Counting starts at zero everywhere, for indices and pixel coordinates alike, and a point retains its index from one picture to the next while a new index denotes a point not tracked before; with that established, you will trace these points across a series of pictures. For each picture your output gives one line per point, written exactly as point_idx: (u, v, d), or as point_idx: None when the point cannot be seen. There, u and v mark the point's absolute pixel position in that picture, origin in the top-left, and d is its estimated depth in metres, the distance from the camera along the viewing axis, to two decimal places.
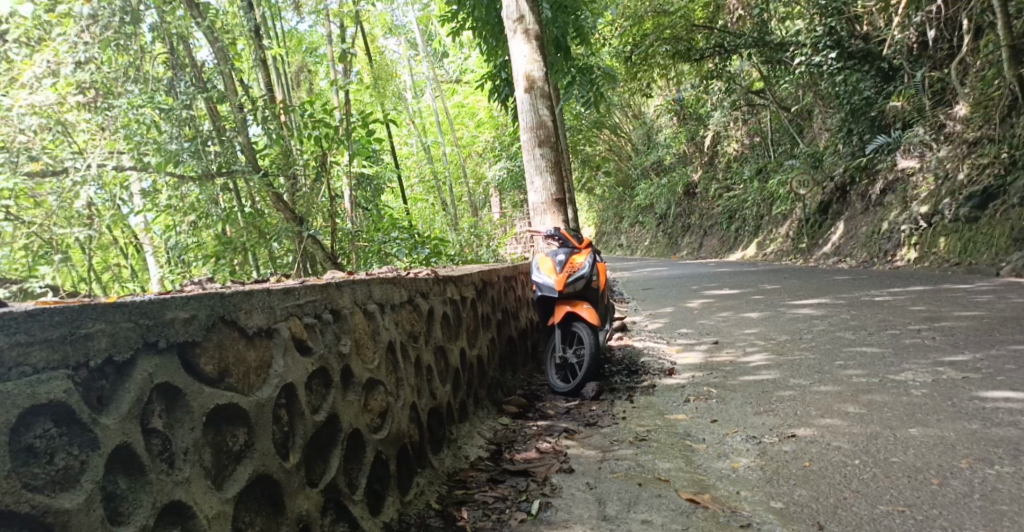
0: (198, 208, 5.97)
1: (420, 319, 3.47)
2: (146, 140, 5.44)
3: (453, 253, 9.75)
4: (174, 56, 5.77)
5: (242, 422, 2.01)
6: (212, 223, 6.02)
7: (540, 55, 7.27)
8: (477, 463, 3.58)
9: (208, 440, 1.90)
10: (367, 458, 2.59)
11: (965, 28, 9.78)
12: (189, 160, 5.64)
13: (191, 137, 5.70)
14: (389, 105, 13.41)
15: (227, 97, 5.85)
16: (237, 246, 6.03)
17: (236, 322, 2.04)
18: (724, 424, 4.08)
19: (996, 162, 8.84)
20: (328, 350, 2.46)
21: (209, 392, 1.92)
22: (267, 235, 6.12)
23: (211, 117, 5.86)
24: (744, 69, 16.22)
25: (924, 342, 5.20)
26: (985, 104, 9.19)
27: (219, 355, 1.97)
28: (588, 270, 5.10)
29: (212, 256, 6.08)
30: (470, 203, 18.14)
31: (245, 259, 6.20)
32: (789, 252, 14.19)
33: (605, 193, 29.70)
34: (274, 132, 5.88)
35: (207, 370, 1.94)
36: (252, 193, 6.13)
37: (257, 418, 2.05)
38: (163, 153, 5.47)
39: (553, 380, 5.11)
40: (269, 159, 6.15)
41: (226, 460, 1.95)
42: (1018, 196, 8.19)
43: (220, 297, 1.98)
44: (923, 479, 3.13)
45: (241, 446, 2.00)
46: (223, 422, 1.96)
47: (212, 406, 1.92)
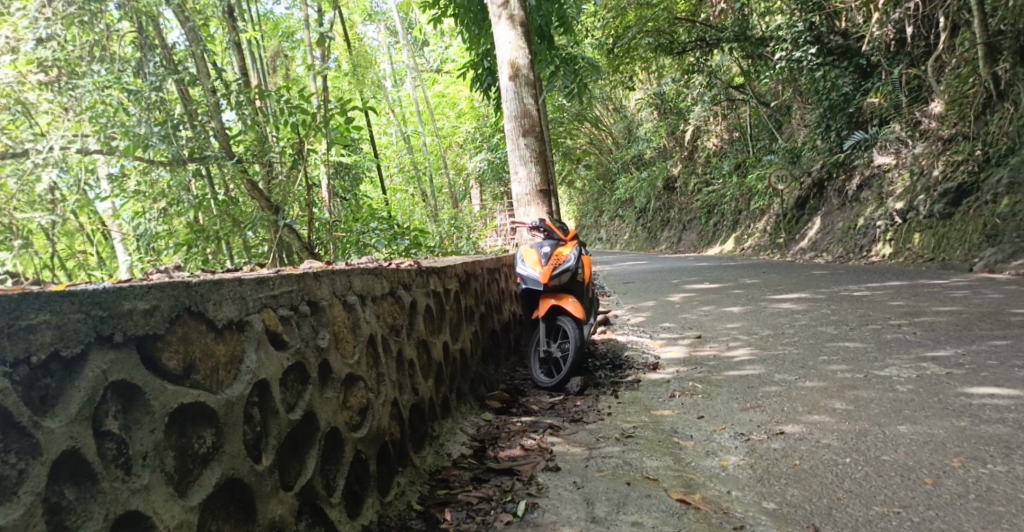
0: (169, 194, 5.83)
1: (402, 312, 3.33)
2: (112, 122, 5.24)
3: (433, 245, 9.59)
4: (143, 36, 5.50)
5: (209, 423, 1.87)
6: (184, 209, 5.86)
7: (524, 42, 7.13)
8: (460, 461, 3.45)
9: (170, 442, 1.76)
10: (346, 458, 2.45)
11: (942, 25, 9.82)
12: (158, 144, 5.44)
13: (161, 121, 5.48)
14: (369, 92, 13.19)
15: (198, 81, 5.68)
16: (209, 235, 5.80)
17: (204, 313, 1.89)
18: (711, 420, 3.98)
19: (970, 159, 8.81)
20: (305, 344, 2.31)
21: (173, 390, 1.78)
22: (241, 224, 5.85)
23: (182, 101, 5.69)
24: (724, 63, 16.17)
25: (906, 337, 5.14)
26: (959, 101, 9.31)
27: (184, 350, 1.83)
28: (574, 263, 4.96)
29: (184, 245, 5.91)
30: (450, 195, 17.92)
31: (219, 248, 5.98)
32: (766, 247, 14.14)
33: (585, 187, 29.58)
34: (249, 117, 5.75)
35: (170, 366, 1.79)
36: (225, 180, 5.96)
37: (227, 419, 1.91)
38: (130, 136, 5.26)
39: (537, 375, 4.99)
40: (242, 144, 5.92)
41: (191, 464, 1.81)
42: (991, 193, 8.18)
43: (185, 286, 1.83)
44: (916, 479, 3.04)
45: (207, 448, 1.86)
46: (188, 422, 1.82)
47: (175, 405, 1.78)
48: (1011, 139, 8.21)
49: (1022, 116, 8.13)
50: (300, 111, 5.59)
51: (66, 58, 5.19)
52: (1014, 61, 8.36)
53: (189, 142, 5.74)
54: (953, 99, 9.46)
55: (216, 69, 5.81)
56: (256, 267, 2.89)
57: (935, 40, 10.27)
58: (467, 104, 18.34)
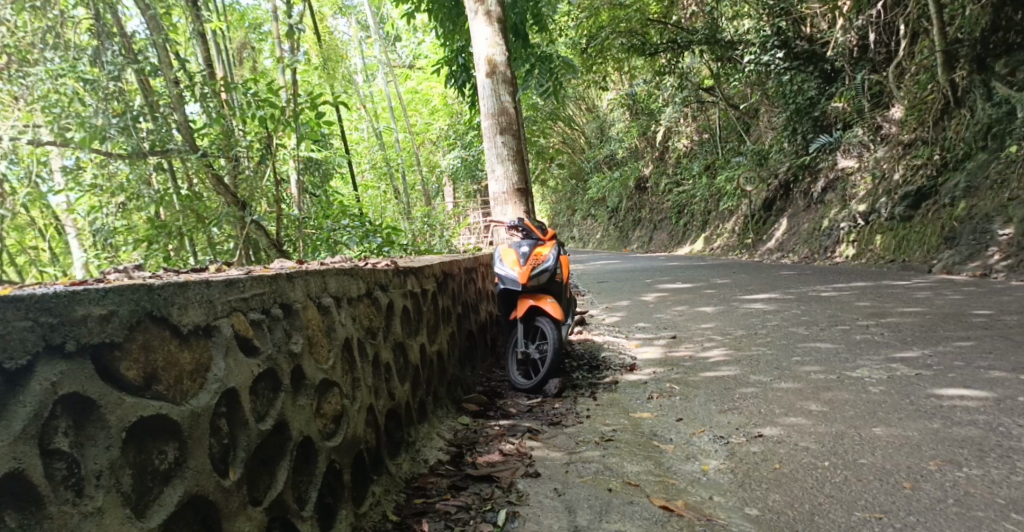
0: (128, 190, 5.59)
1: (378, 313, 3.23)
2: (67, 112, 5.10)
3: (405, 243, 9.45)
4: (100, 22, 5.33)
5: (172, 437, 1.76)
6: (144, 204, 5.63)
7: (501, 39, 7.03)
8: (436, 468, 3.35)
9: (127, 460, 1.65)
10: (319, 468, 2.34)
11: (902, 32, 9.93)
12: (116, 136, 5.29)
13: (120, 113, 5.35)
14: (340, 87, 12.98)
15: (160, 71, 5.53)
16: (172, 231, 5.65)
17: (167, 318, 1.77)
18: (690, 422, 3.89)
19: (928, 163, 8.91)
20: (277, 350, 2.19)
21: (132, 402, 1.67)
22: (206, 220, 5.77)
23: (143, 92, 5.52)
24: (695, 65, 16.24)
25: (874, 338, 5.13)
26: (918, 107, 9.45)
27: (145, 359, 1.72)
28: (552, 263, 4.90)
29: (144, 241, 5.66)
30: (423, 192, 17.74)
31: (181, 245, 5.79)
32: (734, 248, 14.19)
33: (558, 186, 29.56)
34: (213, 109, 5.71)
35: (128, 377, 1.68)
36: (189, 174, 5.79)
37: (191, 432, 1.79)
38: (87, 127, 5.15)
39: (515, 377, 4.90)
40: (205, 137, 5.82)
41: (150, 483, 1.70)
42: (949, 196, 8.25)
43: (147, 290, 1.72)
44: (894, 483, 2.95)
45: (169, 464, 1.75)
46: (149, 437, 1.71)
47: (134, 419, 1.67)
48: (967, 145, 8.37)
49: (977, 123, 8.24)
50: (268, 105, 5.50)
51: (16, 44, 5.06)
52: (971, 69, 8.55)
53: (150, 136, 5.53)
54: (912, 105, 9.59)
55: (179, 59, 5.65)
56: (225, 267, 2.77)
57: (894, 47, 10.43)
58: (440, 101, 18.21)
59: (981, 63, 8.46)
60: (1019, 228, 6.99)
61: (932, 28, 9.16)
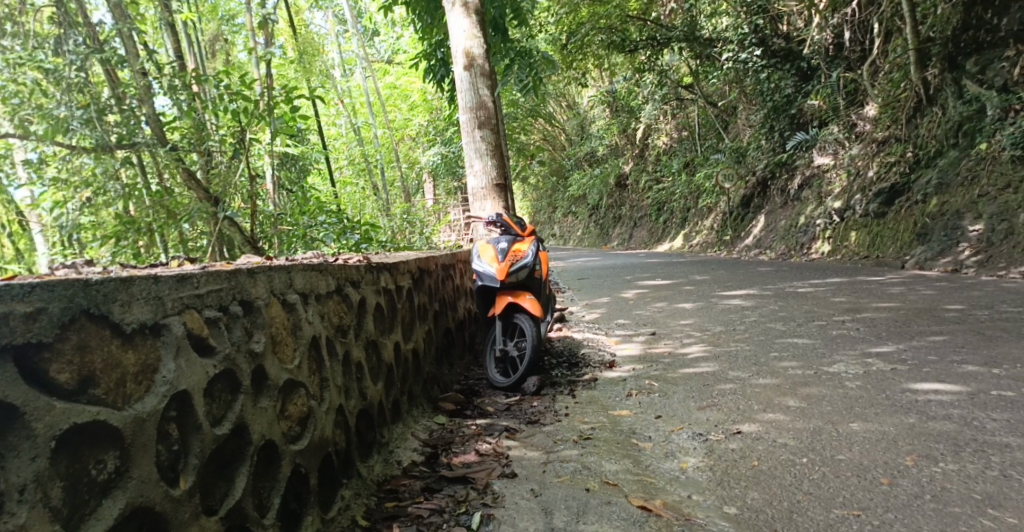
0: (92, 184, 5.38)
1: (349, 311, 3.12)
2: (27, 104, 5.05)
3: (383, 240, 9.32)
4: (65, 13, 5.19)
5: (112, 444, 1.64)
6: (109, 200, 5.45)
7: (479, 31, 6.91)
8: (410, 469, 3.25)
9: (58, 470, 1.54)
10: (282, 473, 2.24)
11: (875, 31, 9.93)
12: (80, 129, 5.16)
13: (85, 104, 5.19)
14: (315, 82, 12.79)
15: (127, 62, 5.39)
16: (141, 227, 5.46)
17: (106, 316, 1.66)
18: (669, 420, 3.82)
19: (901, 160, 8.92)
20: (236, 349, 2.07)
21: (63, 408, 1.55)
22: (177, 216, 5.60)
23: (109, 84, 5.40)
24: (674, 62, 16.22)
25: (850, 333, 5.09)
26: (892, 105, 9.49)
27: (79, 360, 1.61)
28: (531, 259, 4.82)
29: (111, 238, 5.43)
30: (401, 189, 17.57)
31: (151, 242, 5.60)
32: (713, 245, 14.18)
33: (538, 184, 29.47)
34: (186, 103, 5.51)
35: (59, 381, 1.57)
36: (159, 169, 5.65)
37: (134, 438, 1.68)
38: (49, 119, 5.04)
39: (493, 375, 4.80)
40: (178, 132, 5.69)
41: (87, 495, 1.59)
42: (922, 193, 8.27)
43: (82, 285, 1.61)
44: (872, 479, 2.90)
45: (108, 475, 1.63)
46: (86, 446, 1.59)
47: (66, 426, 1.55)
48: (939, 142, 8.39)
49: (949, 120, 8.28)
50: (241, 97, 5.33)
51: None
52: (942, 67, 8.56)
53: (118, 129, 5.42)
54: (886, 103, 9.63)
55: (146, 51, 5.53)
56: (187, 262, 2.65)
57: (868, 45, 10.43)
58: (420, 97, 18.04)
59: (953, 61, 8.49)
60: (989, 224, 7.02)
61: (904, 26, 9.16)
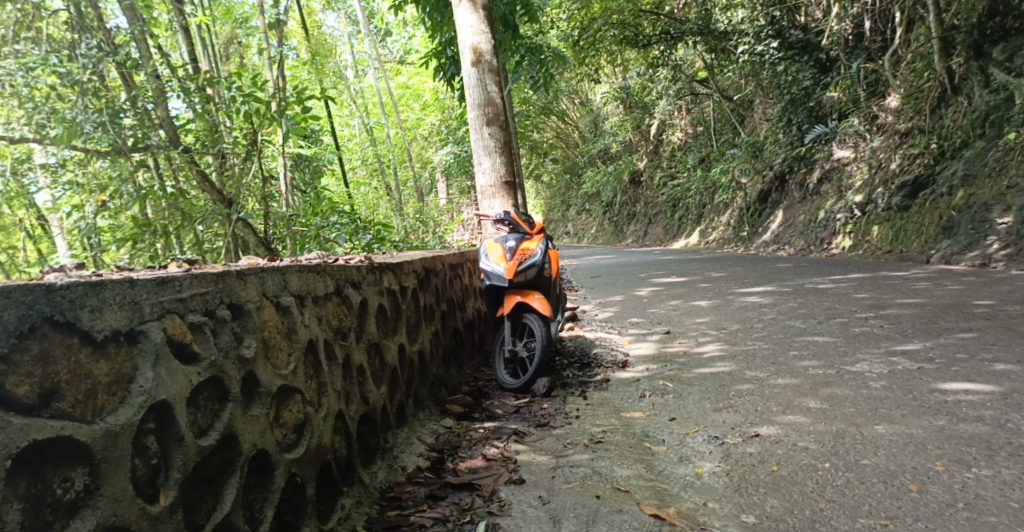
0: (108, 188, 5.30)
1: (349, 313, 3.02)
2: (41, 107, 4.94)
3: (396, 240, 9.24)
4: (79, 16, 5.12)
5: (82, 460, 1.55)
6: (124, 203, 5.34)
7: (488, 26, 6.80)
8: (415, 476, 3.15)
9: (16, 490, 1.45)
10: (276, 484, 2.15)
11: (897, 20, 9.70)
12: (93, 133, 5.05)
13: (99, 109, 5.01)
14: (327, 82, 12.72)
15: (141, 65, 5.30)
16: (157, 229, 5.34)
17: (73, 324, 1.57)
18: (684, 422, 3.69)
19: (926, 152, 8.72)
20: (223, 355, 1.99)
21: (20, 424, 1.46)
22: (192, 218, 5.47)
23: (124, 84, 5.33)
24: (688, 57, 16.05)
25: (874, 330, 4.95)
26: (914, 96, 9.23)
27: (40, 373, 1.52)
28: (540, 258, 4.71)
29: (129, 240, 5.32)
30: (415, 189, 17.50)
31: (168, 243, 5.50)
32: (730, 241, 14.00)
33: (551, 181, 29.31)
34: (199, 105, 5.42)
35: (17, 395, 1.48)
36: (175, 171, 5.52)
37: (106, 453, 1.59)
38: (64, 123, 4.96)
39: (502, 376, 4.70)
40: (192, 134, 5.63)
41: (51, 516, 1.50)
42: (947, 185, 8.08)
43: (44, 290, 1.52)
44: (899, 486, 2.76)
45: (76, 493, 1.54)
46: (49, 462, 1.50)
47: (24, 443, 1.46)
48: (964, 133, 8.18)
49: (975, 110, 8.09)
50: (253, 99, 5.23)
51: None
52: (967, 56, 8.34)
53: (133, 131, 5.28)
54: (909, 93, 9.40)
55: (161, 54, 5.38)
56: (180, 264, 2.56)
57: (889, 35, 10.19)
58: (432, 96, 17.95)
59: (979, 49, 8.28)
60: (1017, 216, 6.83)
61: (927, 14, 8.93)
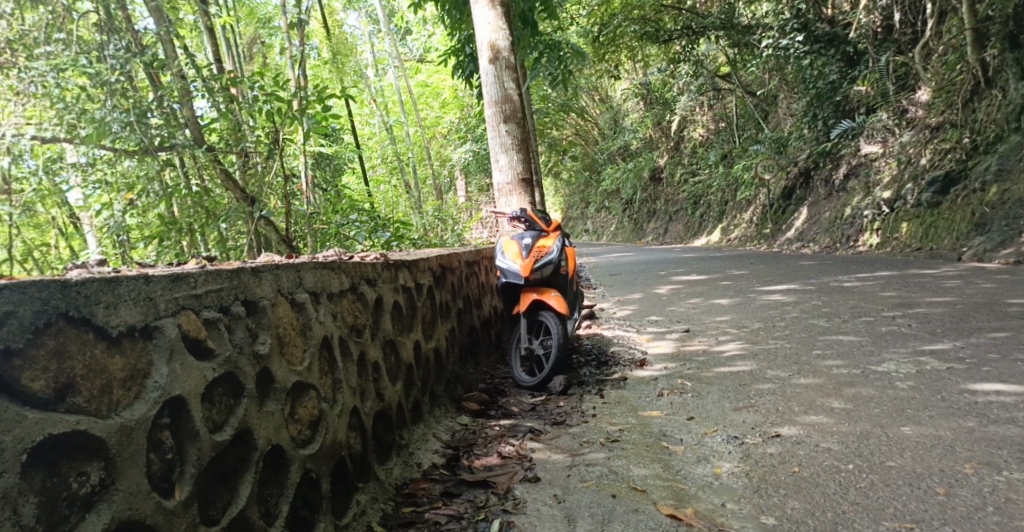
0: (134, 186, 5.31)
1: (364, 310, 3.03)
2: (70, 107, 4.89)
3: (416, 238, 9.25)
4: (108, 18, 5.14)
5: (97, 455, 1.56)
6: (151, 202, 5.32)
7: (505, 23, 6.79)
8: (430, 472, 3.16)
9: (32, 484, 1.46)
10: (291, 480, 2.16)
11: (929, 12, 9.53)
12: (121, 133, 5.03)
13: (127, 108, 5.05)
14: (348, 80, 12.75)
15: (168, 64, 5.27)
16: (183, 228, 5.36)
17: (88, 319, 1.59)
18: (702, 422, 3.67)
19: (958, 147, 8.58)
20: (238, 351, 2.00)
21: (36, 418, 1.47)
22: (215, 216, 5.51)
23: (151, 84, 5.31)
24: (711, 52, 15.94)
25: (901, 330, 4.88)
26: (946, 89, 9.10)
27: (56, 368, 1.53)
28: (557, 255, 4.69)
29: (155, 238, 5.38)
30: (435, 186, 17.53)
31: (193, 241, 5.51)
32: (753, 238, 13.90)
33: (570, 179, 29.25)
34: (223, 104, 5.40)
35: (33, 389, 1.49)
36: (199, 170, 5.53)
37: (121, 448, 1.60)
38: (94, 122, 4.91)
39: (519, 374, 4.69)
40: (215, 133, 5.61)
41: (67, 510, 1.51)
42: (979, 181, 7.96)
43: (59, 286, 1.53)
44: (926, 488, 2.72)
45: (92, 488, 1.55)
46: (65, 456, 1.52)
47: (40, 438, 1.47)
48: (998, 127, 8.04)
49: (1010, 104, 7.94)
50: (275, 98, 5.26)
51: (19, 38, 4.93)
52: (1002, 47, 8.15)
53: (158, 130, 5.24)
54: (940, 87, 9.24)
55: (186, 55, 5.44)
56: (196, 261, 2.58)
57: (920, 27, 10.00)
58: (451, 94, 17.96)
59: (1013, 40, 8.10)
60: None
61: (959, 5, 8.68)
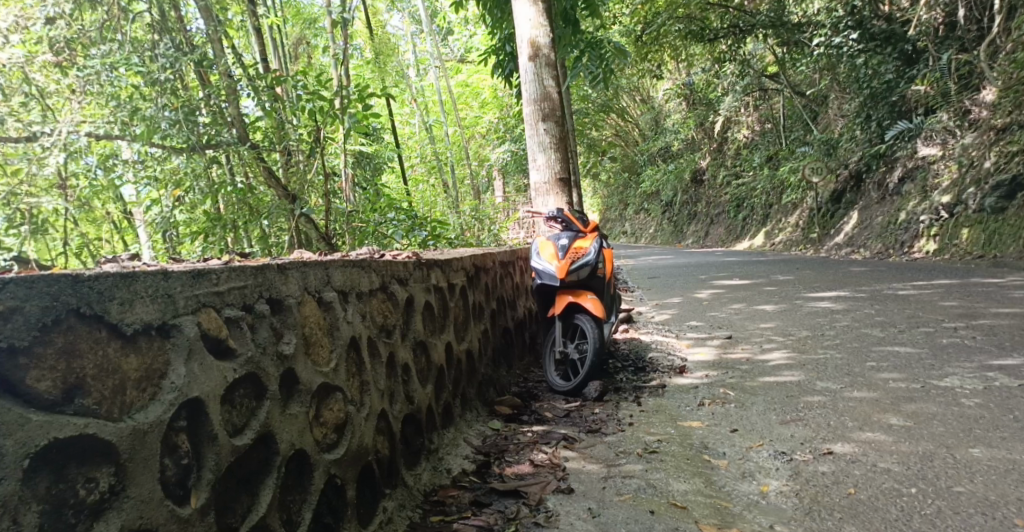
0: (182, 183, 5.17)
1: (395, 310, 2.94)
2: (123, 105, 4.86)
3: (453, 237, 9.19)
4: (161, 18, 5.02)
5: (106, 459, 1.50)
6: (197, 198, 5.26)
7: (546, 19, 6.66)
8: (460, 479, 3.06)
9: (36, 491, 1.40)
10: (315, 485, 2.07)
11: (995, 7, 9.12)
12: (171, 131, 4.94)
13: (176, 107, 4.96)
14: (393, 78, 12.78)
15: (216, 63, 5.16)
16: (227, 224, 5.34)
17: (101, 316, 1.52)
18: (746, 434, 3.51)
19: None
20: (261, 351, 1.93)
21: (41, 421, 1.41)
22: (258, 212, 5.46)
23: (202, 83, 5.22)
24: (758, 51, 15.60)
25: (964, 342, 4.65)
26: (1014, 88, 8.33)
27: (64, 368, 1.47)
28: (593, 257, 4.56)
29: (201, 234, 5.39)
30: (474, 186, 17.45)
31: (237, 237, 5.47)
32: (799, 243, 13.62)
33: (609, 180, 29.03)
34: (268, 104, 5.32)
35: (39, 390, 1.43)
36: (245, 167, 5.41)
37: (131, 452, 1.53)
38: (144, 120, 4.86)
39: (552, 378, 4.58)
40: (260, 132, 5.54)
41: (72, 519, 1.45)
42: None
43: (71, 280, 1.47)
44: (1002, 519, 2.54)
45: (100, 494, 1.48)
46: (74, 461, 1.46)
47: (45, 442, 1.41)
48: None
49: None
50: (318, 96, 5.21)
51: (77, 38, 4.87)
52: None
53: (206, 128, 5.21)
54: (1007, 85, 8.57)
55: (233, 52, 5.33)
56: (224, 257, 2.51)
57: (986, 24, 9.61)
58: (492, 94, 17.90)
59: None
60: None
61: None
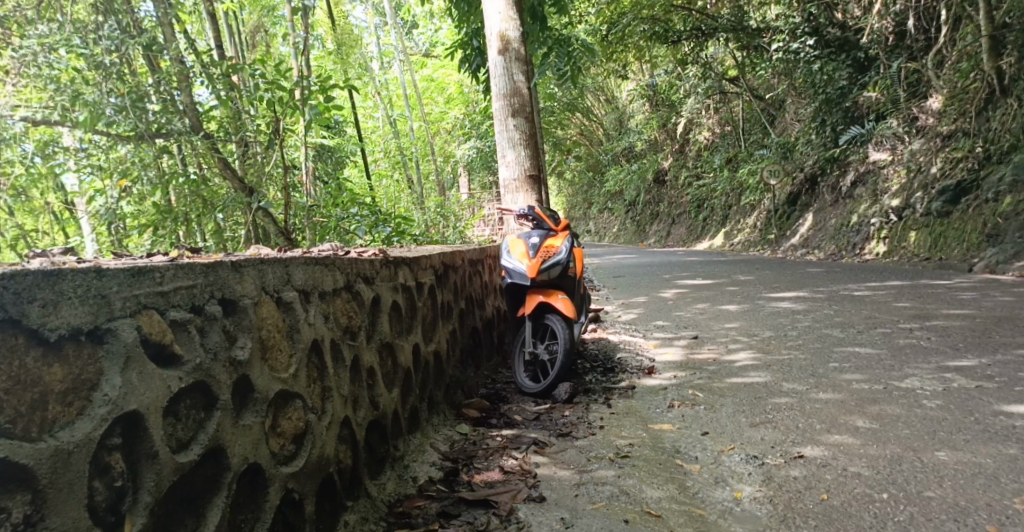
0: (129, 173, 4.98)
1: (360, 310, 2.78)
2: (63, 89, 4.58)
3: (417, 234, 8.98)
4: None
5: (22, 483, 1.34)
6: (145, 190, 5.03)
7: (516, 13, 6.51)
8: (426, 488, 2.91)
9: None
10: (270, 502, 1.91)
11: (943, 18, 9.24)
12: (116, 117, 4.71)
13: (123, 93, 4.75)
14: (354, 72, 12.48)
15: (166, 48, 4.86)
16: (178, 216, 5.09)
17: (17, 321, 1.37)
18: (717, 438, 3.42)
19: (969, 156, 8.35)
20: (211, 356, 1.76)
21: None
22: (212, 205, 5.22)
23: (151, 69, 4.93)
24: (718, 55, 15.60)
25: (920, 343, 4.63)
26: (957, 97, 8.81)
27: None
28: (565, 256, 4.44)
29: (149, 227, 5.11)
30: (436, 183, 17.20)
31: (189, 231, 5.25)
32: (756, 244, 13.66)
33: (574, 179, 28.99)
34: (224, 92, 5.04)
35: None
36: (197, 159, 5.16)
37: (52, 474, 1.37)
38: (88, 106, 4.61)
39: (522, 380, 4.45)
40: (215, 121, 5.29)
41: None
42: (991, 192, 7.73)
43: None
44: (974, 526, 2.47)
45: (14, 525, 1.33)
46: None
47: None
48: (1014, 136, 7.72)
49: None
50: (278, 87, 4.95)
51: (10, 16, 4.60)
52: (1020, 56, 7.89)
53: (155, 116, 4.97)
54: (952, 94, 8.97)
55: (187, 37, 5.07)
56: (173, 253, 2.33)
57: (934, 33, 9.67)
58: (456, 90, 17.69)
59: None
60: None
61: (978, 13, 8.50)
